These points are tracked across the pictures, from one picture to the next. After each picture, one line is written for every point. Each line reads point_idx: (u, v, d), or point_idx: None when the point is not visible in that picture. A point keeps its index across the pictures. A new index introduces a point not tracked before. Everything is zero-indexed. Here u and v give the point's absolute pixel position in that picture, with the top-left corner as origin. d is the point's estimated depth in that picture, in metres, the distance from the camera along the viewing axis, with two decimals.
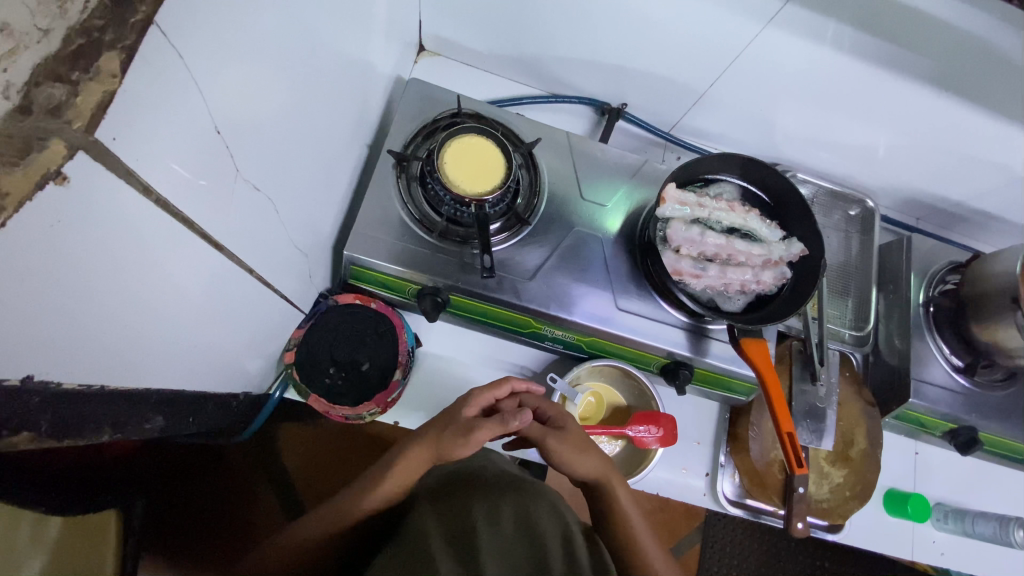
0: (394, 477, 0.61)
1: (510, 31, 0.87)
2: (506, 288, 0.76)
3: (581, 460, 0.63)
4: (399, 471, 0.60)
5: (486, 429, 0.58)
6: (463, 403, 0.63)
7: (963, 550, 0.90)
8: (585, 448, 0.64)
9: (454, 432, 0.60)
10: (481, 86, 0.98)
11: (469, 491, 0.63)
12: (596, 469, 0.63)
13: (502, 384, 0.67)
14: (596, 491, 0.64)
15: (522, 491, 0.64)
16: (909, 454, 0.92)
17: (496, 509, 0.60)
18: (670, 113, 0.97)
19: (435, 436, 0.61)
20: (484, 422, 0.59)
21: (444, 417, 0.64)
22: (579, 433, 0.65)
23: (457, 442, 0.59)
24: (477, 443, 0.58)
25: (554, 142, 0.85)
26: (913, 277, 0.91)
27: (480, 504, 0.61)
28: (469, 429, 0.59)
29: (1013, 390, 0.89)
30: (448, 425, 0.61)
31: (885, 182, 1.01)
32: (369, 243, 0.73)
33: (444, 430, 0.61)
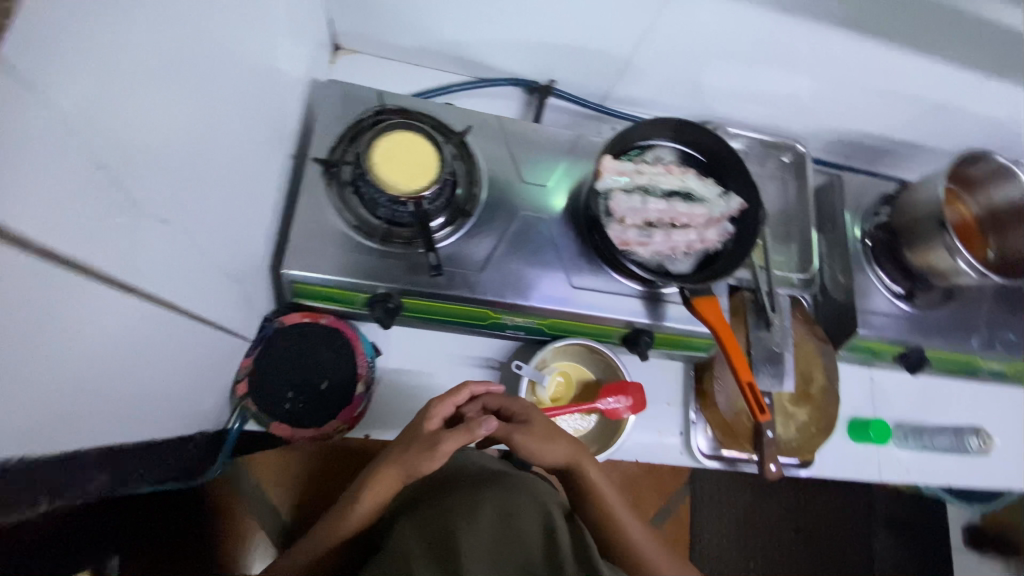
0: (367, 499, 0.60)
1: (425, 20, 0.85)
2: (458, 283, 0.75)
3: (549, 447, 0.63)
4: (371, 494, 0.60)
5: (451, 440, 0.58)
6: (425, 417, 0.63)
7: (926, 463, 0.95)
8: (552, 438, 0.64)
9: (420, 447, 0.60)
10: (405, 79, 0.95)
11: (446, 495, 0.62)
12: (565, 455, 0.64)
13: (460, 391, 0.66)
14: (571, 474, 0.65)
15: (501, 484, 0.63)
16: (865, 380, 0.97)
17: (474, 510, 0.59)
18: (598, 84, 0.97)
19: (402, 453, 0.60)
20: (450, 433, 0.59)
21: (409, 434, 0.63)
22: (544, 424, 0.65)
23: (425, 457, 0.59)
24: (445, 456, 0.58)
25: (485, 126, 0.83)
26: (847, 214, 0.95)
27: (460, 505, 0.60)
28: (435, 444, 0.59)
29: (951, 307, 0.94)
30: (414, 443, 0.61)
31: (813, 125, 1.03)
32: (307, 257, 0.71)
33: (411, 448, 0.60)
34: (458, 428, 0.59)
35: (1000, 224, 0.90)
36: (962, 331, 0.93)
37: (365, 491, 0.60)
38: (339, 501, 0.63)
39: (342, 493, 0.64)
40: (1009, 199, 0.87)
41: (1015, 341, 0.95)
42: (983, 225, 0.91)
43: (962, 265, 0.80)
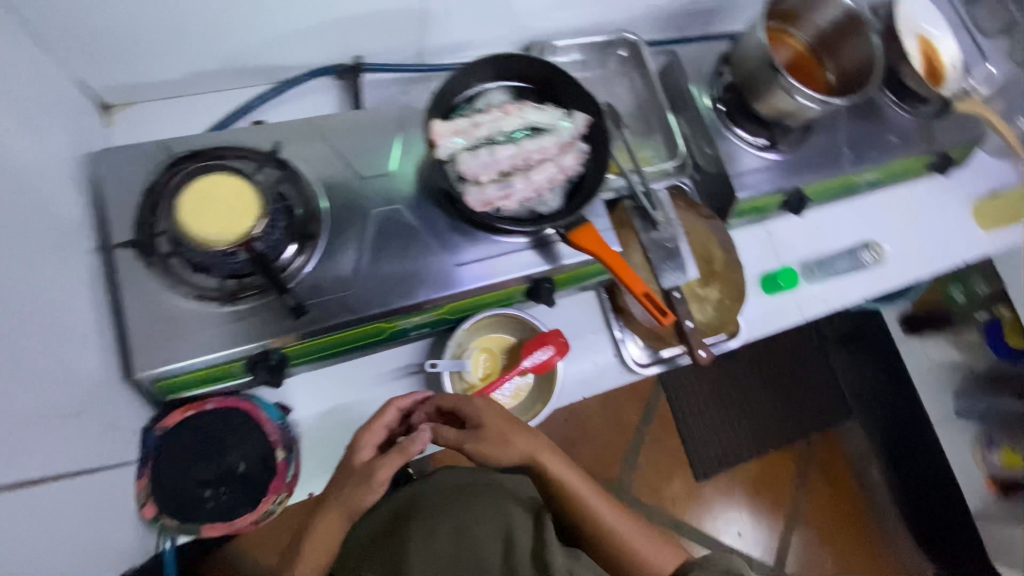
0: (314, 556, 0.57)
1: (184, 43, 0.74)
2: (336, 310, 0.69)
3: (501, 440, 0.66)
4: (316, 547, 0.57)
5: (389, 466, 0.60)
6: (357, 449, 0.65)
7: (842, 288, 0.99)
8: (505, 435, 0.67)
9: (356, 482, 0.60)
10: (198, 112, 0.84)
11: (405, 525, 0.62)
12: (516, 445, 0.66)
13: (386, 412, 0.68)
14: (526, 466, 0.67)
15: (462, 501, 0.64)
16: (763, 236, 1.00)
17: (431, 532, 0.60)
18: (408, 44, 0.89)
19: (340, 496, 0.60)
20: (387, 456, 0.61)
21: (344, 473, 0.64)
22: (499, 424, 0.67)
23: (364, 490, 0.59)
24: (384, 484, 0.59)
25: (299, 133, 0.74)
26: (693, 88, 0.94)
27: (418, 532, 0.61)
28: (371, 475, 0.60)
29: (814, 139, 0.96)
30: (349, 480, 0.61)
31: (638, 9, 1.00)
32: (160, 351, 0.63)
33: (347, 484, 0.61)
34: (392, 452, 0.61)
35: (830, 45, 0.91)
36: (829, 158, 0.96)
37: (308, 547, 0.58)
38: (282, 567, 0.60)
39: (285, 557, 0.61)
40: (828, 18, 0.88)
41: (878, 148, 0.99)
42: (817, 52, 0.92)
43: (802, 99, 0.81)
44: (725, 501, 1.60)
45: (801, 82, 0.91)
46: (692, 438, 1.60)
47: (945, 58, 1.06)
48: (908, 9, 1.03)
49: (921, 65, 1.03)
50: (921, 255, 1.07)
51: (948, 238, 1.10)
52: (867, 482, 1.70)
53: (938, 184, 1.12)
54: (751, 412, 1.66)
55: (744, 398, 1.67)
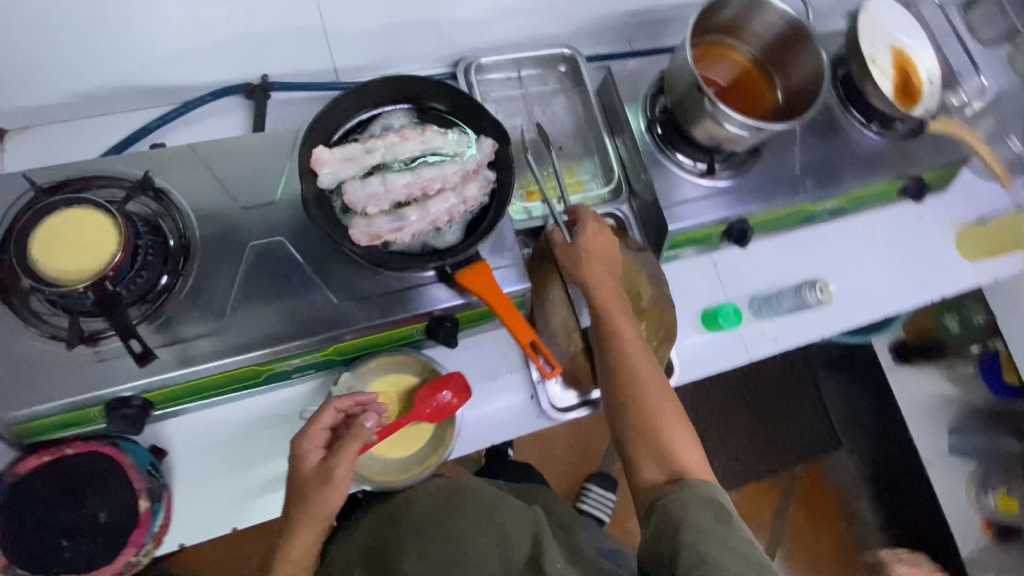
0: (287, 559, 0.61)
1: (65, 65, 0.70)
2: (207, 351, 0.65)
3: (597, 278, 0.72)
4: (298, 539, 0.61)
5: (345, 464, 0.61)
6: (303, 454, 0.62)
7: (794, 325, 0.91)
8: (612, 307, 0.71)
9: (315, 488, 0.60)
10: (97, 135, 0.80)
11: (421, 524, 0.68)
12: (616, 328, 0.70)
13: (325, 411, 0.64)
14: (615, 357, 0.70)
15: (460, 507, 0.70)
16: (708, 266, 0.92)
17: (457, 537, 0.66)
18: (322, 62, 0.84)
19: (298, 502, 0.61)
20: (341, 451, 0.61)
21: (302, 475, 0.62)
22: (610, 302, 0.71)
23: (329, 493, 0.60)
24: (346, 480, 0.61)
25: (176, 160, 0.69)
26: (627, 108, 0.87)
27: (436, 534, 0.67)
28: (330, 479, 0.60)
29: (764, 164, 0.88)
30: (304, 490, 0.61)
31: (576, 21, 0.93)
32: (9, 395, 0.60)
33: (308, 494, 0.60)
34: (346, 442, 0.61)
35: (779, 62, 0.82)
36: (780, 184, 0.87)
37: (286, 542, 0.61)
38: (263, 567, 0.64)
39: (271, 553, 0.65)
40: (771, 32, 0.79)
41: (839, 171, 0.90)
42: (766, 68, 0.84)
43: (732, 126, 0.75)
44: None
45: (744, 101, 0.83)
46: None
47: (920, 71, 0.95)
48: (877, 18, 0.93)
49: (892, 79, 0.92)
50: (893, 286, 0.97)
51: (925, 268, 0.99)
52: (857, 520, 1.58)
53: (915, 209, 1.02)
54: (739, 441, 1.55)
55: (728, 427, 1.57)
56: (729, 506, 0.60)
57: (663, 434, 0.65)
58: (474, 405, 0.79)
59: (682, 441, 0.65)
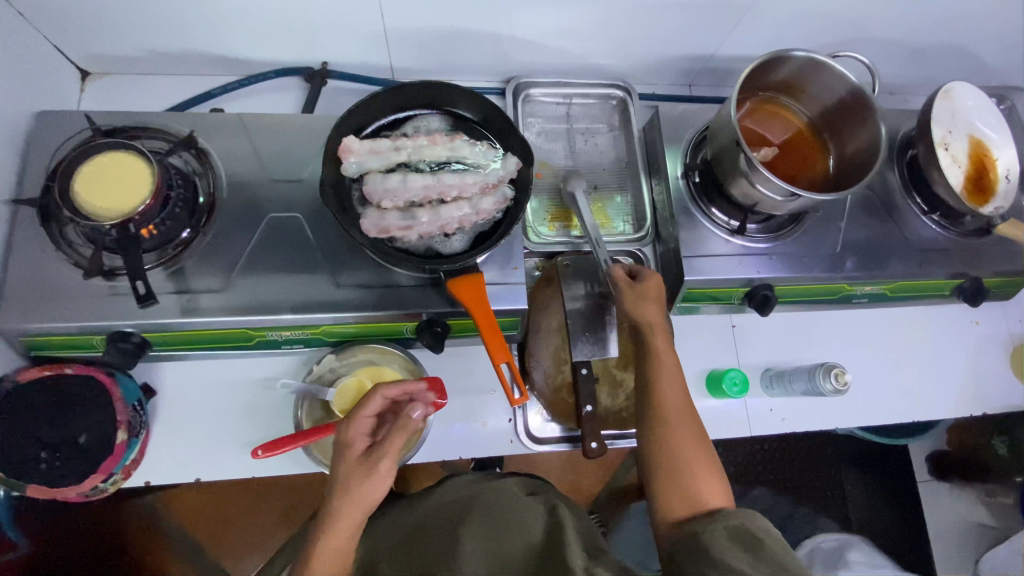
0: (323, 560, 0.56)
1: (151, 24, 0.77)
2: (207, 307, 0.68)
3: (645, 312, 0.69)
4: (331, 542, 0.56)
5: (391, 451, 0.58)
6: (349, 441, 0.59)
7: (805, 409, 0.85)
8: (653, 327, 0.69)
9: (359, 478, 0.57)
10: (166, 91, 0.87)
11: (456, 512, 0.72)
12: (658, 357, 0.67)
13: (370, 400, 0.61)
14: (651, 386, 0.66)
15: (486, 498, 0.74)
16: (725, 327, 0.88)
17: (492, 514, 0.71)
18: (379, 59, 0.88)
19: (343, 489, 0.57)
20: (388, 438, 0.58)
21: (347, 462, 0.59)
22: (658, 335, 0.68)
23: (372, 484, 0.57)
24: (390, 472, 0.58)
25: (222, 124, 0.74)
26: (667, 152, 0.85)
27: (472, 516, 0.70)
28: (376, 466, 0.58)
29: (802, 232, 0.83)
30: (347, 479, 0.57)
31: (635, 57, 0.92)
32: (27, 306, 0.66)
33: (352, 487, 0.57)
34: (393, 432, 0.59)
35: (835, 131, 0.78)
36: (817, 257, 0.82)
37: (321, 543, 0.56)
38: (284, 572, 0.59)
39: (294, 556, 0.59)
40: (831, 96, 0.75)
41: (888, 256, 0.84)
42: (819, 135, 0.80)
43: (764, 188, 0.71)
44: None
45: (791, 164, 0.79)
46: None
47: (999, 167, 0.88)
48: (959, 103, 0.87)
49: (964, 170, 0.86)
50: (928, 391, 0.89)
51: (970, 378, 0.91)
52: None
53: (971, 312, 0.94)
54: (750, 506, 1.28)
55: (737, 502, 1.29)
56: (758, 532, 0.55)
57: (690, 476, 0.61)
58: (450, 414, 0.78)
59: (711, 485, 0.61)
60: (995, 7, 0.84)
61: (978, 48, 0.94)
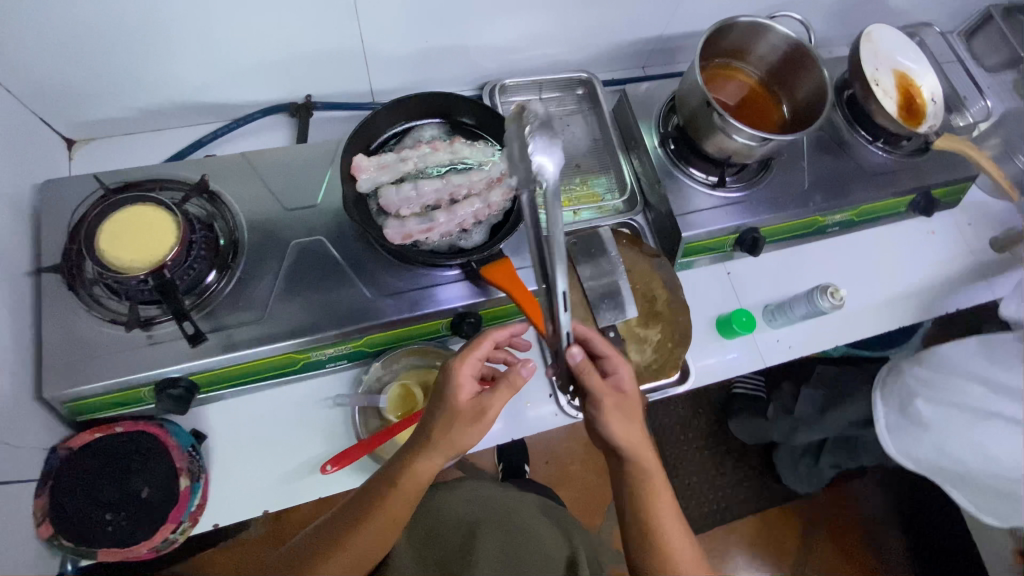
0: (396, 509, 0.63)
1: (137, 83, 0.79)
2: (251, 338, 0.70)
3: (630, 436, 0.66)
4: (412, 487, 0.63)
5: (500, 406, 0.65)
6: (460, 386, 0.64)
7: (807, 334, 0.93)
8: (633, 442, 0.66)
9: (465, 423, 0.63)
10: (155, 147, 0.88)
11: (475, 522, 0.84)
12: (652, 487, 0.66)
13: (482, 345, 0.66)
14: (646, 519, 0.66)
15: (505, 516, 0.86)
16: (722, 276, 0.96)
17: (507, 530, 0.83)
18: (359, 84, 0.92)
19: (444, 435, 0.63)
20: (501, 390, 0.64)
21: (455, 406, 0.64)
22: (651, 462, 0.66)
23: (474, 430, 0.64)
24: (491, 423, 0.65)
25: (227, 166, 0.76)
26: (641, 127, 0.92)
27: (488, 527, 0.83)
28: (482, 419, 0.64)
29: (773, 177, 0.92)
30: (453, 421, 0.63)
31: (593, 48, 1.00)
32: (69, 371, 0.65)
33: (460, 427, 0.63)
34: (504, 389, 0.64)
35: (784, 83, 0.88)
36: (790, 196, 0.91)
37: (388, 504, 0.63)
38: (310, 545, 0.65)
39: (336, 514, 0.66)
40: (775, 53, 0.85)
41: (849, 185, 0.94)
42: (771, 89, 0.89)
43: (738, 139, 0.79)
44: (720, 562, 1.50)
45: (753, 118, 0.88)
46: (682, 490, 1.55)
47: (924, 93, 0.99)
48: (880, 44, 0.98)
49: (896, 101, 0.97)
50: (904, 300, 0.99)
51: (936, 283, 1.02)
52: (881, 547, 1.57)
53: (926, 225, 1.05)
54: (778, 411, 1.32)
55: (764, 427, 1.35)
56: None
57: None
58: None
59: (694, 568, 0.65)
60: None
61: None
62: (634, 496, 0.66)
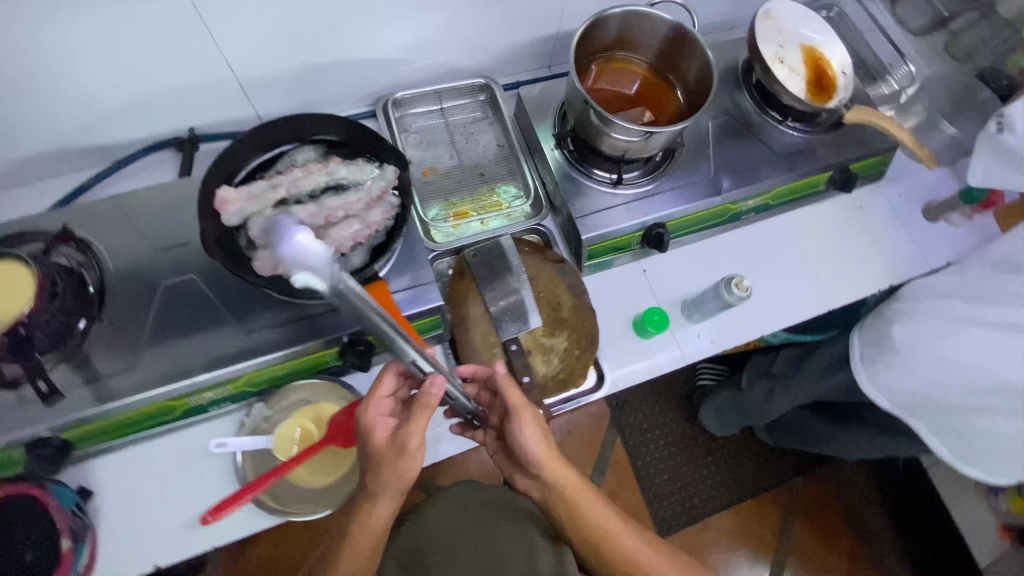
0: (360, 547, 0.65)
1: (2, 135, 0.77)
2: (123, 389, 0.67)
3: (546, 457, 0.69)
4: (371, 524, 0.65)
5: (416, 436, 0.61)
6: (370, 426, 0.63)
7: (729, 327, 0.90)
8: (544, 461, 0.69)
9: (392, 458, 0.61)
10: (38, 198, 0.86)
11: (452, 535, 0.87)
12: (576, 498, 0.70)
13: (382, 381, 0.65)
14: (587, 523, 0.69)
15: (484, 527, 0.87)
16: (639, 273, 0.92)
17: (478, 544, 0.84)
18: (245, 112, 0.90)
19: (379, 473, 0.62)
20: (410, 420, 0.61)
21: (373, 443, 0.62)
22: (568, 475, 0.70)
23: (405, 462, 0.61)
24: (419, 452, 0.62)
25: (95, 212, 0.74)
26: (538, 130, 0.90)
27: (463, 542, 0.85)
28: (405, 451, 0.61)
29: (678, 167, 0.89)
30: (382, 461, 0.62)
31: (489, 52, 0.98)
32: None
33: (384, 467, 0.61)
34: (416, 411, 0.61)
35: (676, 69, 0.85)
36: (697, 186, 0.88)
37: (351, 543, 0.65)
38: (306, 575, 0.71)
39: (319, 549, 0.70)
40: (660, 40, 0.82)
41: (760, 168, 0.90)
42: (665, 77, 0.86)
43: (622, 135, 0.76)
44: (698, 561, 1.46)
45: (646, 110, 0.85)
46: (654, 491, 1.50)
47: (833, 65, 0.96)
48: (780, 20, 0.95)
49: (803, 76, 0.94)
50: (836, 281, 0.95)
51: (868, 260, 0.98)
52: (866, 529, 1.53)
53: (853, 200, 1.01)
54: (753, 377, 1.30)
55: (739, 398, 1.33)
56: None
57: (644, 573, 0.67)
58: None
59: (654, 559, 0.68)
60: None
61: None
62: (567, 511, 0.70)
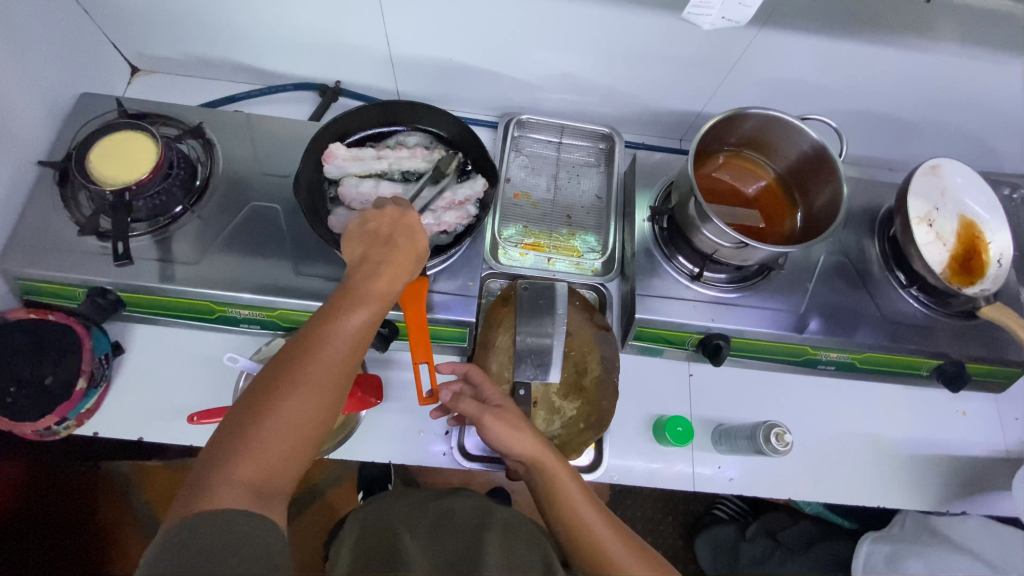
0: (321, 376, 0.51)
1: (194, 34, 0.89)
2: (181, 275, 0.74)
3: (515, 444, 0.63)
4: (342, 349, 0.53)
5: (417, 269, 0.60)
6: (356, 240, 0.59)
7: (755, 471, 0.81)
8: (518, 435, 0.63)
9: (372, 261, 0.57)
10: (199, 92, 0.98)
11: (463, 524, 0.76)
12: (552, 477, 0.62)
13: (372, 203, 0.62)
14: (569, 519, 0.61)
15: (499, 522, 0.77)
16: (682, 375, 0.86)
17: (489, 534, 0.73)
18: (386, 83, 0.97)
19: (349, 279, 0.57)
20: (392, 228, 0.60)
21: (373, 253, 0.58)
22: (545, 456, 0.62)
23: (386, 266, 0.57)
24: (403, 259, 0.58)
25: (230, 121, 0.84)
26: (638, 198, 0.88)
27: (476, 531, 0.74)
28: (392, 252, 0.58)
29: (768, 287, 0.82)
30: (352, 273, 0.57)
31: (626, 107, 0.97)
32: (25, 253, 0.73)
33: (363, 269, 0.57)
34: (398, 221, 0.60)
35: (803, 190, 0.79)
36: (779, 315, 0.80)
37: (312, 364, 0.51)
38: (211, 455, 0.48)
39: (242, 396, 0.51)
40: (798, 154, 0.77)
41: (857, 324, 0.81)
42: (789, 193, 0.81)
43: (713, 235, 0.72)
44: None
45: (755, 219, 0.80)
46: None
47: (990, 250, 0.84)
48: (945, 182, 0.86)
49: (949, 249, 0.83)
50: (897, 480, 0.83)
51: (949, 473, 0.84)
52: None
53: (954, 402, 0.88)
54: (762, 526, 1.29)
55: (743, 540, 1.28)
56: None
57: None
58: (387, 415, 0.80)
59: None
60: (990, 89, 0.85)
61: (975, 130, 0.94)
62: (548, 500, 0.63)
